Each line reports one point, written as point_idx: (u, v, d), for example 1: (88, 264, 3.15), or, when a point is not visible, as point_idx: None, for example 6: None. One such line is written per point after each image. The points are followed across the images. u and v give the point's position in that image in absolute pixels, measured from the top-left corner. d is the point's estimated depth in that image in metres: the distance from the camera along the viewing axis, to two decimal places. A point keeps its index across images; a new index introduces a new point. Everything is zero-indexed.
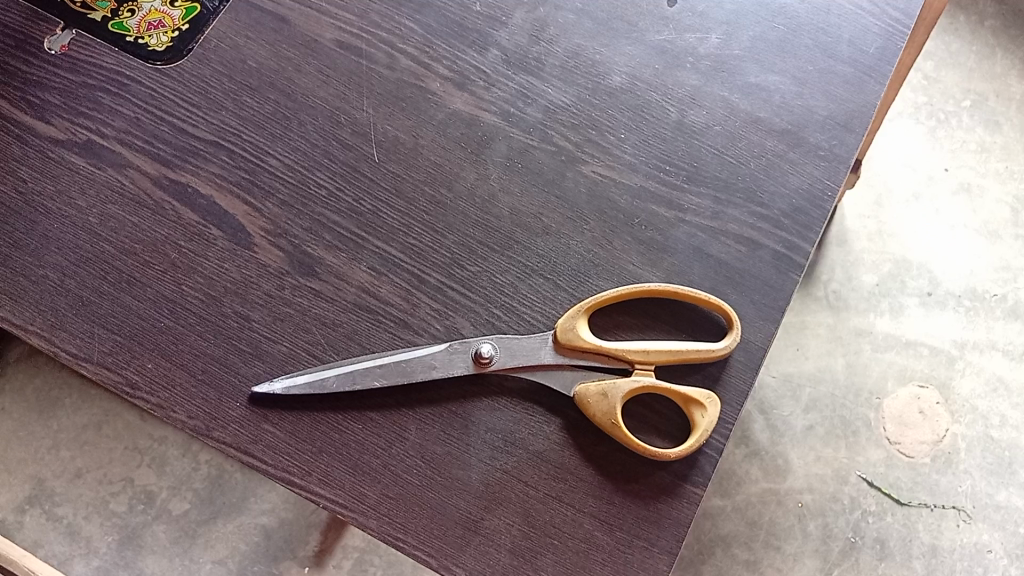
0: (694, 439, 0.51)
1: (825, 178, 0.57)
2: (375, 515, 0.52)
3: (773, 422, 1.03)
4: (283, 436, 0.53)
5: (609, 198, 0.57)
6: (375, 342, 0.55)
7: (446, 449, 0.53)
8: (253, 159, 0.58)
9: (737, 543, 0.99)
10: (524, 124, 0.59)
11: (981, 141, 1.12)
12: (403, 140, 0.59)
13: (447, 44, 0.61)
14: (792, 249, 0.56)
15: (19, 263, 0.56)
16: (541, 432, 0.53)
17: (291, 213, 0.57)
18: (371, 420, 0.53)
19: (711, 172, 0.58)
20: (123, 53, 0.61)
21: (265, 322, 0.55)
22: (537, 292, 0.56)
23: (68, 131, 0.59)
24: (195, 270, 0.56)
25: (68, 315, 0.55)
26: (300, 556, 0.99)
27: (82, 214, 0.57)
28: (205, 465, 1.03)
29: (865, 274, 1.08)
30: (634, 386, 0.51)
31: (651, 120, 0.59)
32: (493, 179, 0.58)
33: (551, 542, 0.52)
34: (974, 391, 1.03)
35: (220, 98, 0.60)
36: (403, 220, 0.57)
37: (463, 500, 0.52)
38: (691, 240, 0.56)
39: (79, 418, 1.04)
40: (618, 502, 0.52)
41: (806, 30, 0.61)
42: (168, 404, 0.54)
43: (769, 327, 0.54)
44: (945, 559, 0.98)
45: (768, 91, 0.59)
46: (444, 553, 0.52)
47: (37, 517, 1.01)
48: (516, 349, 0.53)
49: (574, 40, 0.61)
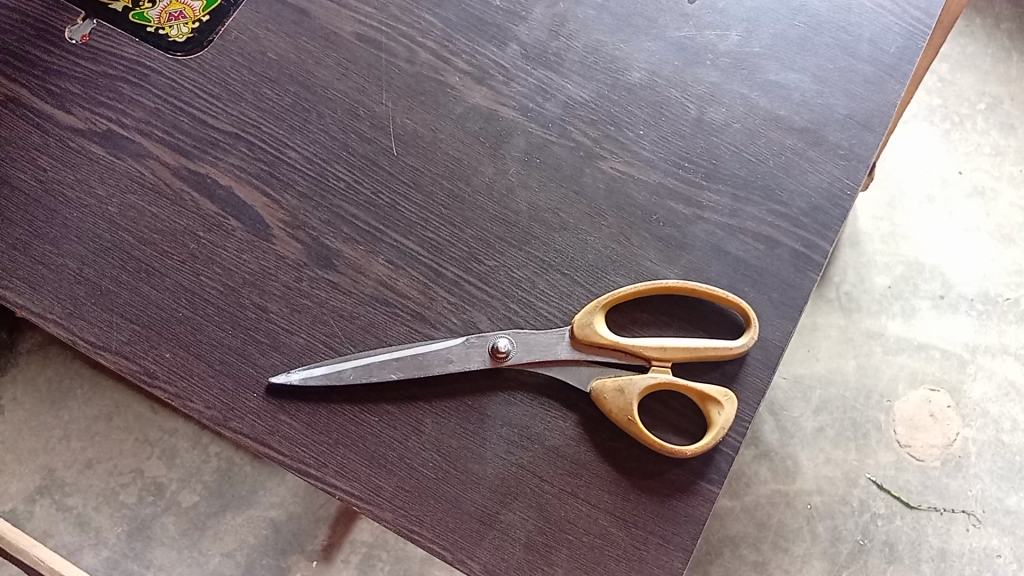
0: (710, 436, 0.51)
1: (845, 177, 0.57)
2: (390, 507, 0.52)
3: (784, 422, 1.03)
4: (299, 428, 0.53)
5: (627, 195, 0.57)
6: (392, 335, 0.55)
7: (461, 443, 0.53)
8: (272, 151, 0.58)
9: (745, 544, 0.99)
10: (542, 120, 0.59)
11: (996, 144, 1.12)
12: (421, 134, 0.59)
13: (466, 38, 0.61)
14: (810, 248, 0.56)
15: (38, 251, 0.57)
16: (557, 427, 0.53)
17: (309, 206, 0.57)
18: (387, 413, 0.53)
19: (730, 170, 0.58)
20: (144, 44, 0.61)
21: (282, 313, 0.55)
22: (554, 287, 0.55)
23: (88, 120, 0.59)
24: (213, 261, 0.56)
25: (86, 304, 0.56)
26: (309, 550, 1.00)
27: (101, 204, 0.57)
28: (215, 458, 1.03)
29: (878, 276, 1.08)
30: (651, 382, 0.51)
31: (670, 117, 0.59)
32: (511, 173, 0.58)
33: (565, 537, 0.52)
34: (986, 395, 1.03)
35: (240, 89, 0.60)
36: (421, 213, 0.57)
37: (479, 494, 0.52)
38: (709, 238, 0.56)
39: (90, 409, 1.04)
40: (633, 499, 0.52)
41: (827, 29, 0.61)
42: (186, 394, 0.54)
43: (786, 325, 0.54)
44: (954, 563, 0.97)
45: (788, 89, 0.59)
46: (459, 547, 0.52)
47: (48, 508, 1.01)
48: (533, 345, 0.53)
49: (594, 36, 0.61)
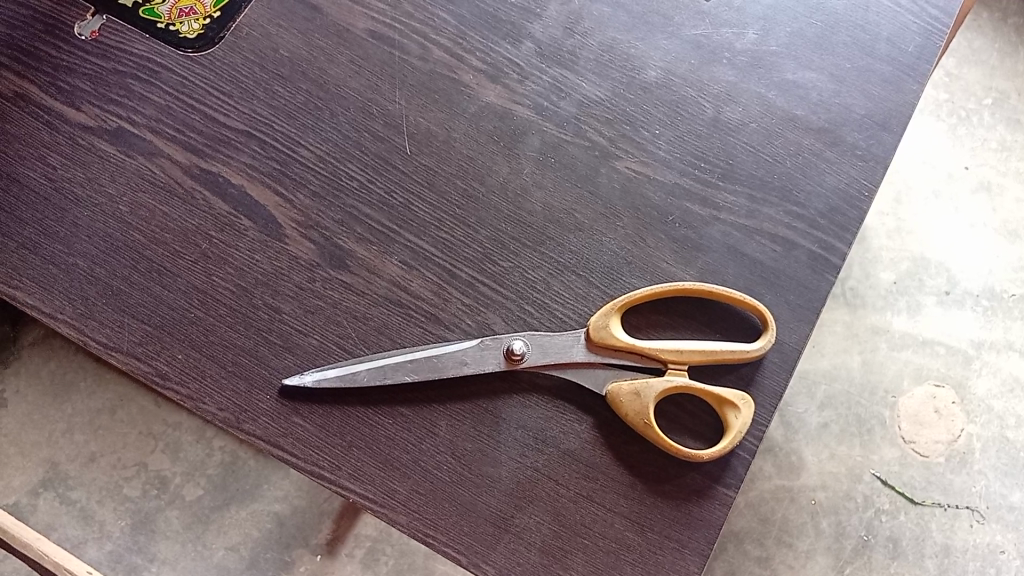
0: (727, 440, 0.51)
1: (862, 178, 0.57)
2: (405, 511, 0.52)
3: (790, 419, 1.02)
4: (312, 430, 0.53)
5: (643, 195, 0.57)
6: (406, 337, 0.54)
7: (476, 446, 0.53)
8: (285, 149, 0.58)
9: (749, 539, 0.99)
10: (558, 118, 0.58)
11: (1002, 140, 1.11)
12: (435, 132, 0.58)
13: (480, 35, 0.60)
14: (828, 250, 0.56)
15: (47, 251, 0.56)
16: (573, 430, 0.52)
17: (322, 205, 0.57)
18: (402, 415, 0.53)
19: (747, 170, 0.57)
20: (154, 41, 0.60)
21: (295, 314, 0.55)
22: (570, 288, 0.55)
23: (98, 117, 0.58)
24: (225, 261, 0.56)
25: (97, 305, 0.55)
26: (312, 544, 0.99)
27: (112, 202, 0.57)
28: (219, 451, 1.03)
29: (884, 272, 1.07)
30: (667, 386, 0.51)
31: (686, 117, 0.58)
32: (526, 172, 0.57)
33: (581, 542, 0.51)
34: (990, 391, 1.03)
35: (251, 87, 0.59)
36: (434, 212, 0.57)
37: (494, 498, 0.52)
38: (726, 239, 0.56)
39: (93, 403, 1.04)
40: (649, 503, 0.52)
41: (844, 27, 0.60)
42: (198, 395, 0.53)
43: (803, 328, 0.54)
44: (958, 559, 0.97)
45: (805, 89, 0.58)
46: (474, 551, 0.51)
47: (51, 501, 1.01)
48: (548, 346, 0.53)
49: (609, 34, 0.60)
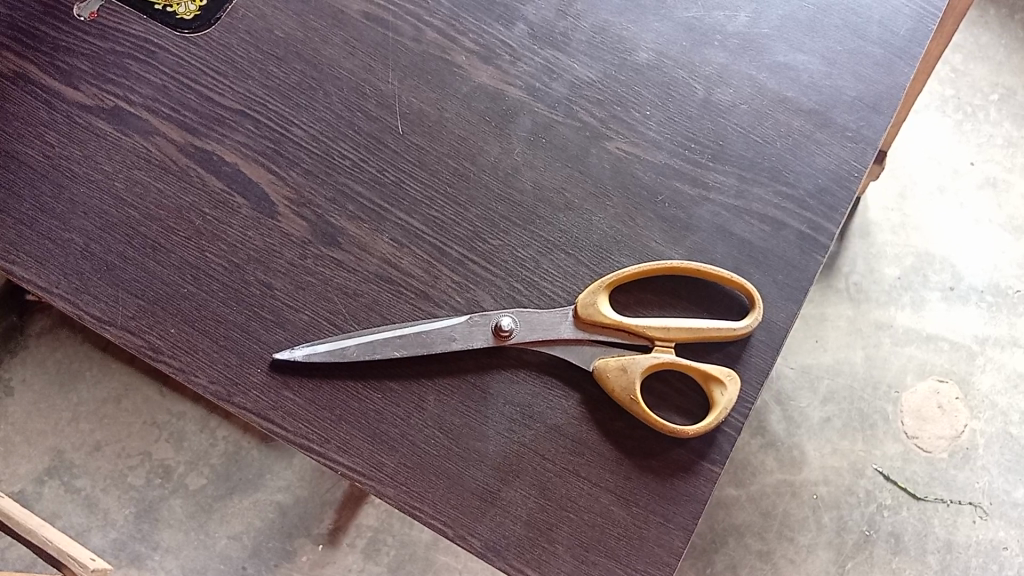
0: (713, 416, 0.51)
1: (853, 159, 0.57)
2: (393, 483, 0.52)
3: (791, 413, 1.02)
4: (302, 403, 0.54)
5: (633, 175, 0.57)
6: (395, 313, 0.55)
7: (463, 420, 0.53)
8: (279, 128, 0.59)
9: (750, 533, 0.99)
10: (549, 100, 0.59)
11: (1008, 136, 1.11)
12: (427, 113, 0.59)
13: (473, 18, 0.61)
14: (817, 231, 0.56)
15: (45, 227, 0.57)
16: (559, 406, 0.53)
17: (315, 183, 0.58)
18: (390, 390, 0.54)
19: (736, 151, 0.57)
20: (152, 21, 0.61)
21: (286, 290, 0.55)
22: (559, 267, 0.55)
23: (95, 96, 0.59)
24: (218, 238, 0.56)
25: (93, 280, 0.56)
26: (315, 533, 1.00)
27: (108, 179, 0.58)
28: (223, 441, 1.04)
29: (887, 266, 1.07)
30: (654, 362, 0.51)
31: (677, 98, 0.59)
32: (517, 153, 0.58)
33: (566, 516, 0.52)
34: (995, 387, 1.02)
35: (246, 67, 0.60)
36: (426, 192, 0.57)
37: (481, 471, 0.52)
38: (715, 219, 0.56)
39: (98, 392, 1.05)
40: (634, 478, 0.52)
41: (836, 10, 0.60)
42: (190, 369, 0.54)
43: (791, 307, 0.54)
44: (960, 555, 0.97)
45: (796, 70, 0.59)
46: (460, 523, 0.52)
47: (56, 489, 1.02)
48: (536, 323, 0.53)
49: (601, 16, 0.60)
